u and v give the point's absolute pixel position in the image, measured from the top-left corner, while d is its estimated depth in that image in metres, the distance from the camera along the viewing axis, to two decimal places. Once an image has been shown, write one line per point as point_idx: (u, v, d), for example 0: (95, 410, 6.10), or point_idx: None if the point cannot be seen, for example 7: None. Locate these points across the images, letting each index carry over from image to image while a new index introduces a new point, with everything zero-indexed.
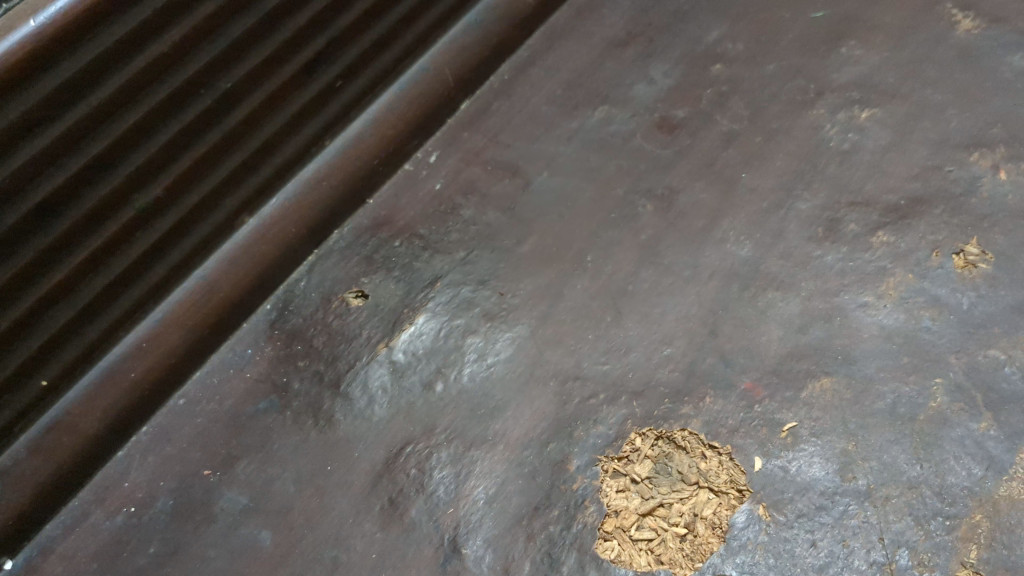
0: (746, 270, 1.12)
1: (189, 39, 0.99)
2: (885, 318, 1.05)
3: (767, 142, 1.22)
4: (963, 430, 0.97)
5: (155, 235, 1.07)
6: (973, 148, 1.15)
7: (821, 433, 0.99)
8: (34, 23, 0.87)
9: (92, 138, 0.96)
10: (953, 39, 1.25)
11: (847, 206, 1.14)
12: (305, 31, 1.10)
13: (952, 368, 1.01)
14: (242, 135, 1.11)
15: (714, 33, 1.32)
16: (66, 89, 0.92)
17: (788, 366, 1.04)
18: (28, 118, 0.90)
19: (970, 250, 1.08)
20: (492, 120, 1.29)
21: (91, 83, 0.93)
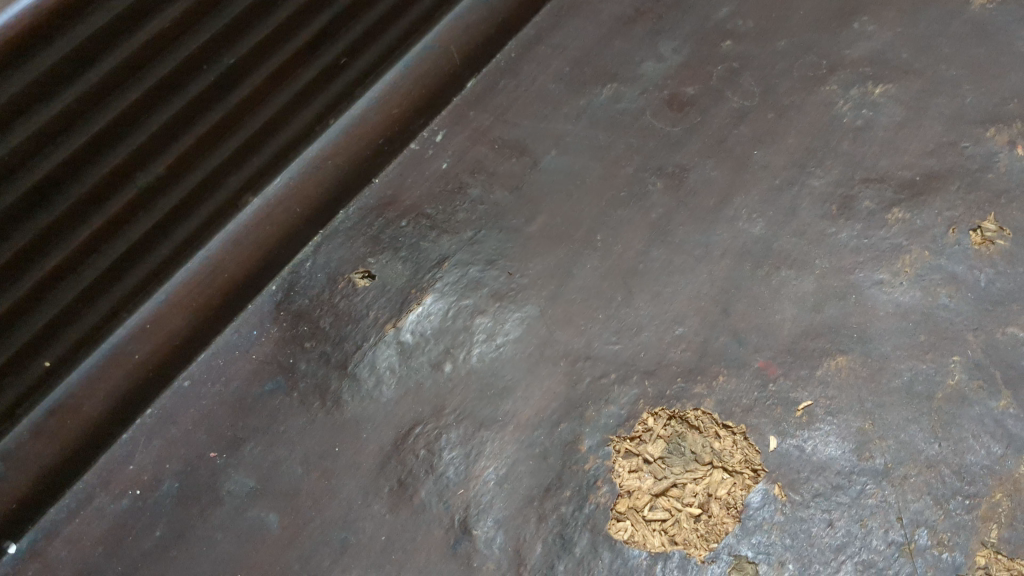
0: (759, 248, 1.10)
1: (192, 14, 0.97)
2: (901, 296, 1.04)
3: (779, 120, 1.20)
4: (981, 408, 0.96)
5: (158, 215, 1.05)
6: (989, 123, 1.14)
7: (837, 412, 0.98)
8: None
9: (93, 115, 0.95)
10: (968, 14, 1.24)
11: (861, 182, 1.13)
12: (311, 6, 1.09)
13: (970, 346, 0.99)
14: (246, 113, 1.09)
15: (723, 10, 1.30)
16: (65, 64, 0.90)
17: (802, 344, 1.02)
18: (28, 93, 0.89)
19: (988, 226, 1.07)
20: (499, 98, 1.26)
21: (91, 57, 0.92)
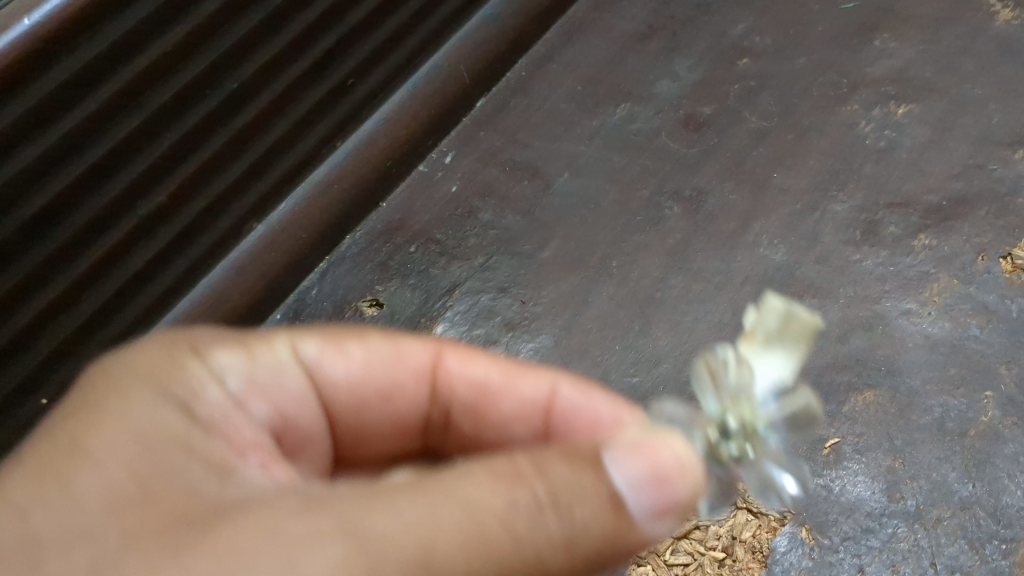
0: (781, 275, 1.06)
1: (195, 38, 0.94)
2: (930, 327, 1.00)
3: (799, 141, 1.17)
4: (1016, 445, 0.92)
5: (159, 244, 1.02)
6: (1016, 145, 1.11)
7: (866, 450, 0.93)
8: (29, 22, 0.84)
9: (93, 144, 0.91)
10: (992, 30, 1.21)
11: (885, 207, 1.09)
12: (320, 24, 1.06)
13: (1003, 380, 0.96)
14: (251, 138, 1.06)
15: (739, 27, 1.29)
16: (63, 92, 0.87)
17: (829, 378, 0.98)
18: (27, 121, 0.85)
19: (1019, 253, 1.03)
20: (510, 117, 1.25)
21: (91, 85, 0.88)
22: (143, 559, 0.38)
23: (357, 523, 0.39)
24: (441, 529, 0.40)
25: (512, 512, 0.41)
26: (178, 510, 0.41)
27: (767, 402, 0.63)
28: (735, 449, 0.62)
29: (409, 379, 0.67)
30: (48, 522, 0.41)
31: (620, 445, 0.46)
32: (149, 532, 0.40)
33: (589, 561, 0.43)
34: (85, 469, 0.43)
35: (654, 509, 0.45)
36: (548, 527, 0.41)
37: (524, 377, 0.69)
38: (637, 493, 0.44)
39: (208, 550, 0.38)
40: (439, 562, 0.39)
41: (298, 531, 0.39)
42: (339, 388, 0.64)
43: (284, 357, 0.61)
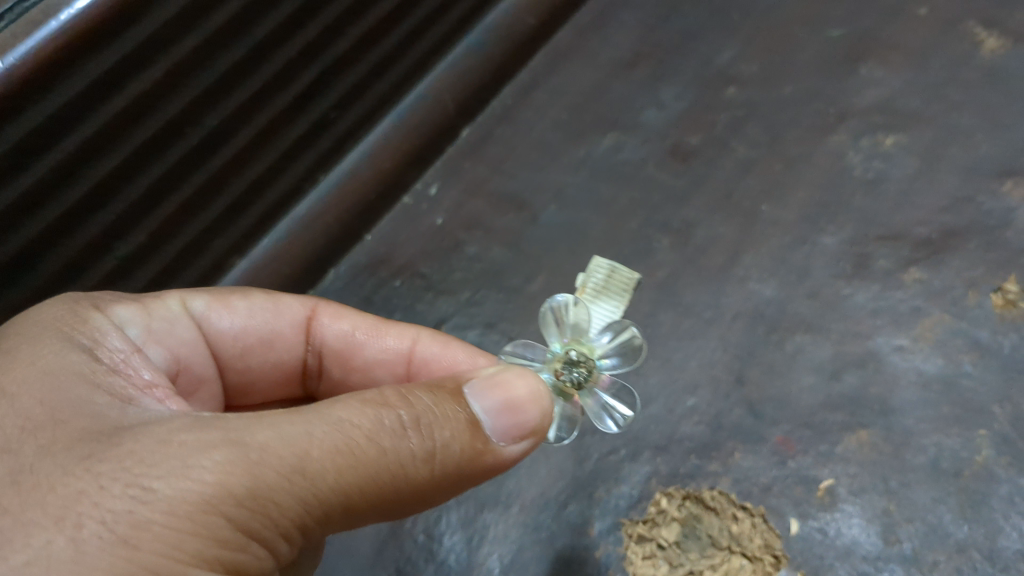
0: (772, 310, 1.05)
1: (172, 78, 0.93)
2: (923, 363, 0.98)
3: (787, 171, 1.16)
4: (1011, 486, 0.90)
5: (139, 284, 1.04)
6: (1005, 176, 1.09)
7: (861, 491, 0.92)
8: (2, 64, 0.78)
9: (70, 188, 0.91)
10: (977, 60, 1.19)
11: (876, 240, 1.08)
12: (300, 58, 1.06)
13: (996, 419, 0.94)
14: (230, 176, 1.07)
15: (725, 54, 1.28)
16: (36, 137, 0.84)
17: (821, 417, 0.97)
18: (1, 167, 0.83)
19: (1010, 287, 1.01)
20: (495, 147, 1.26)
21: (64, 131, 0.86)
22: (54, 463, 0.47)
23: (240, 437, 0.50)
24: (319, 441, 0.52)
25: (379, 427, 0.55)
26: (86, 427, 0.50)
27: (599, 344, 0.90)
28: (580, 372, 0.86)
29: (286, 328, 0.86)
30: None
31: (480, 380, 0.62)
32: (58, 444, 0.48)
33: (444, 475, 0.59)
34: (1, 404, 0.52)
35: (505, 428, 0.62)
36: (411, 443, 0.56)
37: (387, 332, 0.89)
38: (495, 417, 0.61)
39: (114, 458, 0.47)
40: (312, 467, 0.51)
41: (189, 443, 0.49)
42: (244, 332, 0.84)
43: (175, 309, 0.77)
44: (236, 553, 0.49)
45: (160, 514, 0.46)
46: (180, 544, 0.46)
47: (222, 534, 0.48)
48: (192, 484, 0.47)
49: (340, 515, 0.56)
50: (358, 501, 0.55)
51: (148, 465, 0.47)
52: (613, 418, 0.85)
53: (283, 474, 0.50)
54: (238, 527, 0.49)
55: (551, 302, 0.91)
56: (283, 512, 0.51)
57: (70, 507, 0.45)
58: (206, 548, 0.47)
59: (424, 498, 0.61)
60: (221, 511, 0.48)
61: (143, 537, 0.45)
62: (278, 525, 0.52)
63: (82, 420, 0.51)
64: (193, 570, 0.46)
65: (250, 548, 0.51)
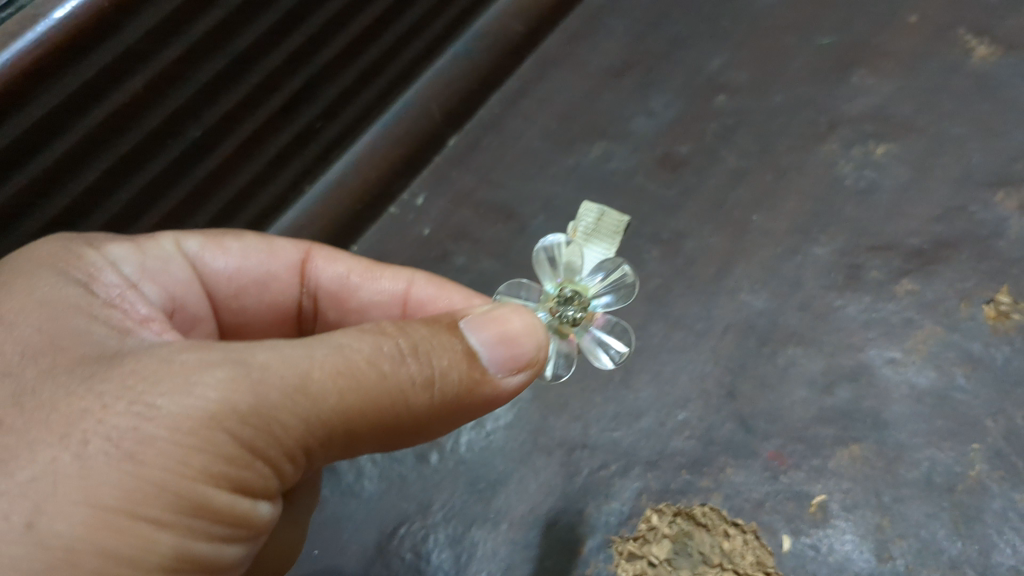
0: (763, 322, 1.04)
1: (155, 88, 0.92)
2: (915, 376, 0.97)
3: (778, 181, 1.15)
4: (1005, 501, 0.89)
5: None
6: (997, 186, 1.08)
7: (853, 507, 0.91)
8: None
9: (53, 196, 0.90)
10: (968, 68, 1.18)
11: (868, 250, 1.07)
12: (284, 68, 1.04)
13: (990, 433, 0.93)
14: (214, 186, 1.06)
15: (715, 62, 1.27)
16: (19, 148, 0.83)
17: (813, 431, 0.96)
18: None
19: (1002, 299, 1.00)
20: (483, 156, 1.25)
21: (44, 143, 0.85)
22: (56, 383, 0.47)
23: (243, 357, 0.50)
24: (320, 363, 0.52)
25: (377, 353, 0.54)
26: (84, 353, 0.50)
27: (593, 281, 0.81)
28: (574, 311, 0.78)
29: (281, 270, 0.82)
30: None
31: (474, 316, 0.59)
32: (58, 367, 0.49)
33: (450, 404, 0.58)
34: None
35: (502, 361, 0.59)
36: (411, 369, 0.55)
37: (382, 274, 0.84)
38: (490, 349, 0.58)
39: (115, 377, 0.48)
40: (314, 388, 0.52)
41: (190, 362, 0.49)
42: (242, 275, 0.81)
43: (169, 249, 0.73)
44: (241, 469, 0.50)
45: (164, 429, 0.46)
46: (185, 460, 0.46)
47: (226, 451, 0.48)
48: (194, 401, 0.47)
49: (345, 441, 0.56)
50: (363, 425, 0.55)
51: (150, 383, 0.47)
52: (609, 355, 0.79)
53: (284, 394, 0.50)
54: (242, 444, 0.49)
55: (543, 242, 0.81)
56: (287, 432, 0.52)
57: (74, 424, 0.45)
58: (211, 463, 0.48)
59: (429, 431, 0.61)
60: (224, 428, 0.48)
61: (148, 451, 0.45)
62: (283, 444, 0.52)
63: (76, 346, 0.51)
64: (199, 484, 0.47)
65: (254, 465, 0.51)
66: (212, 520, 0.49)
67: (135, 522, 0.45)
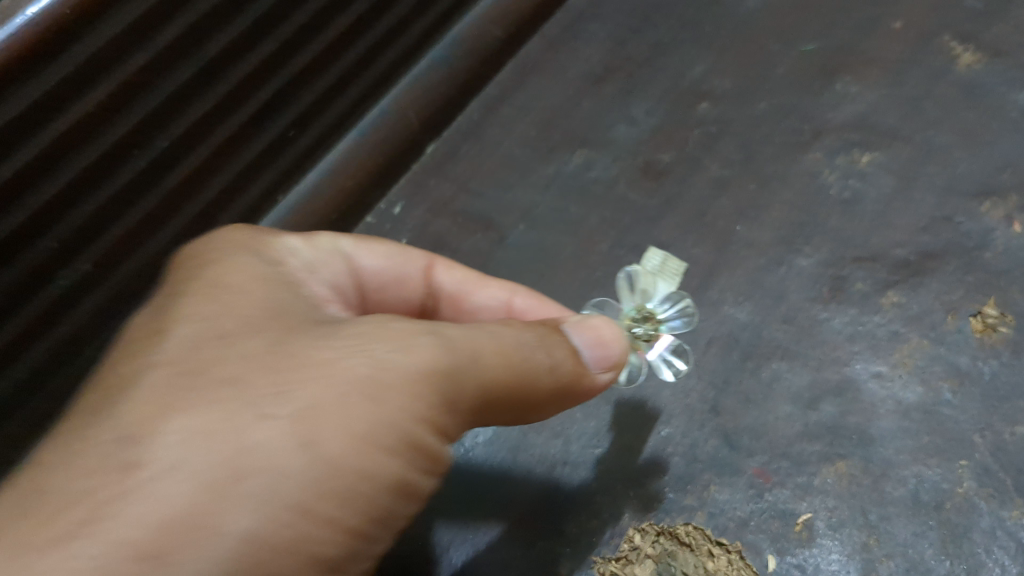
0: (747, 336, 1.02)
1: (123, 94, 0.90)
2: (901, 391, 0.96)
3: (762, 190, 1.13)
4: (993, 519, 0.87)
5: (95, 299, 1.01)
6: (983, 197, 1.06)
7: (839, 526, 0.89)
8: None
9: (23, 201, 0.87)
10: (953, 75, 1.17)
11: (852, 261, 1.05)
12: (257, 76, 1.03)
13: (978, 449, 0.91)
14: (186, 196, 1.04)
15: (698, 68, 1.25)
16: None
17: (799, 448, 0.94)
18: None
19: (989, 311, 0.98)
20: (462, 165, 1.22)
21: (18, 144, 0.83)
22: (297, 339, 0.54)
23: (437, 328, 0.58)
24: (488, 342, 0.60)
25: (529, 341, 0.64)
26: (297, 320, 0.57)
27: (661, 308, 0.93)
28: (650, 326, 0.90)
29: (412, 274, 0.83)
30: (220, 317, 0.55)
31: (570, 324, 0.71)
32: (291, 329, 0.55)
33: (564, 388, 0.67)
34: (225, 295, 0.58)
35: (597, 359, 0.70)
36: (550, 356, 0.65)
37: (491, 283, 0.86)
38: (588, 351, 0.70)
39: (343, 338, 0.55)
40: (482, 361, 0.59)
41: (400, 328, 0.57)
42: (372, 278, 0.80)
43: (328, 246, 0.74)
44: (439, 422, 0.56)
45: (397, 377, 0.53)
46: (410, 406, 0.53)
47: (435, 402, 0.55)
48: (412, 357, 0.55)
49: (494, 414, 0.63)
50: (508, 400, 0.62)
51: (377, 342, 0.55)
52: (671, 371, 0.91)
53: (472, 360, 0.58)
54: (443, 399, 0.56)
55: (625, 271, 0.95)
56: (467, 395, 0.58)
57: (324, 366, 0.52)
58: (425, 412, 0.55)
59: (540, 412, 0.68)
60: (432, 384, 0.55)
61: (387, 394, 0.52)
62: (463, 408, 0.59)
63: (290, 320, 0.57)
64: (416, 430, 0.54)
65: (445, 422, 0.57)
66: (417, 463, 0.55)
67: (372, 450, 0.51)
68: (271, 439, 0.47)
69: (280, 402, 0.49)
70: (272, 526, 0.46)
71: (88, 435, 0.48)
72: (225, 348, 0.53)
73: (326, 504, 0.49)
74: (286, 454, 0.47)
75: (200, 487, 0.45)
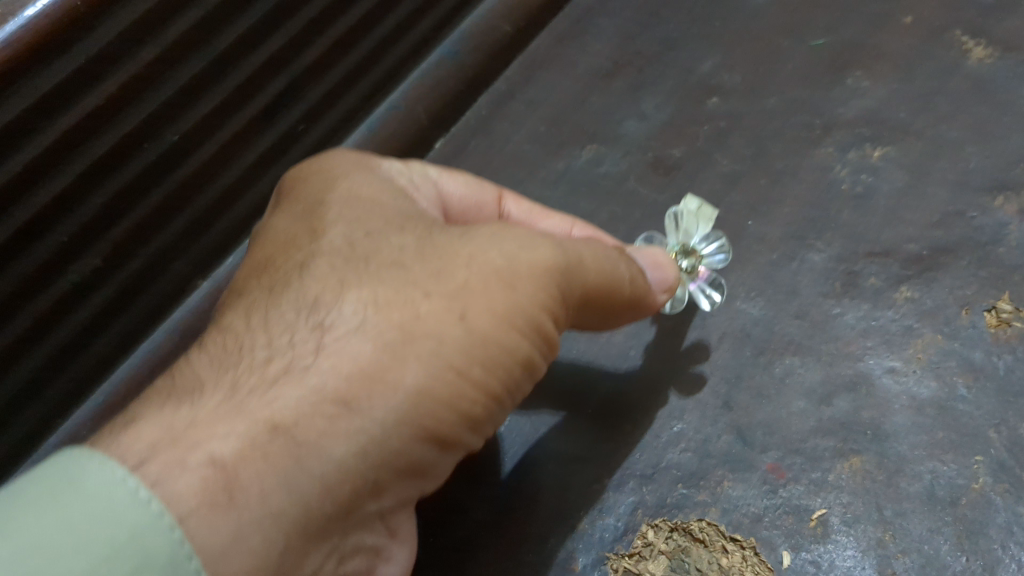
0: (759, 331, 1.02)
1: (132, 88, 0.90)
2: (916, 386, 0.95)
3: (773, 185, 1.12)
4: (1010, 514, 0.86)
5: (112, 287, 1.02)
6: (996, 191, 1.06)
7: (854, 522, 0.88)
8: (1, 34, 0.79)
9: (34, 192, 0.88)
10: (965, 70, 1.16)
11: (865, 257, 1.05)
12: (265, 72, 1.03)
13: (993, 444, 0.90)
14: (196, 189, 1.04)
15: (707, 63, 1.24)
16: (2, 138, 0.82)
17: (812, 443, 0.93)
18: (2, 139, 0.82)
19: (1003, 307, 0.98)
20: (471, 161, 1.22)
21: (28, 136, 0.84)
22: (443, 239, 0.74)
23: (548, 236, 0.76)
24: (586, 250, 0.79)
25: (611, 258, 0.82)
26: (436, 228, 0.76)
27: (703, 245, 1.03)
28: (689, 263, 1.02)
29: (488, 203, 0.93)
30: (377, 222, 0.76)
31: (637, 249, 0.92)
32: (433, 232, 0.76)
33: (639, 299, 0.85)
34: (377, 210, 0.78)
35: (662, 281, 0.90)
36: (623, 269, 0.82)
37: (553, 217, 0.95)
38: (653, 270, 0.90)
39: (481, 236, 0.74)
40: (584, 263, 0.78)
41: (520, 235, 0.75)
42: (454, 203, 0.91)
43: (427, 172, 0.90)
44: (554, 311, 0.74)
45: (526, 268, 0.72)
46: (537, 293, 0.72)
47: (552, 293, 0.74)
48: (535, 255, 0.73)
49: (580, 306, 0.81)
50: (597, 298, 0.80)
51: (506, 243, 0.73)
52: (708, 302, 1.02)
53: (576, 264, 0.76)
54: (557, 292, 0.74)
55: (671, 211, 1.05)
56: (571, 293, 0.77)
57: (471, 259, 0.71)
58: (547, 301, 0.73)
59: (619, 317, 0.87)
60: (549, 277, 0.73)
61: (519, 282, 0.71)
62: (569, 303, 0.77)
63: (424, 221, 0.78)
64: (539, 314, 0.72)
65: (558, 312, 0.76)
66: (536, 342, 0.74)
67: (509, 326, 0.70)
68: (433, 311, 0.67)
69: (439, 283, 0.69)
70: (436, 378, 0.66)
71: (304, 294, 0.69)
72: (388, 249, 0.73)
73: (478, 361, 0.69)
74: (451, 322, 0.67)
75: (381, 347, 0.65)
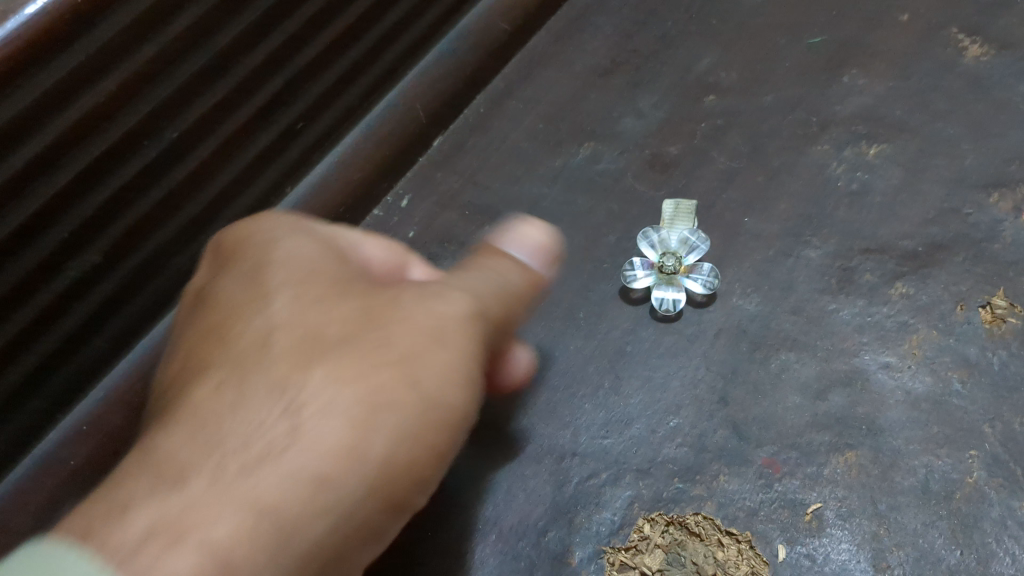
0: (755, 327, 1.02)
1: (133, 84, 0.90)
2: (911, 382, 0.96)
3: (770, 182, 1.13)
4: (1003, 509, 0.87)
5: (114, 284, 1.01)
6: (991, 188, 1.07)
7: (849, 516, 0.89)
8: (4, 28, 0.78)
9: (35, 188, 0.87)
10: (961, 67, 1.17)
11: (860, 253, 1.05)
12: (266, 68, 1.03)
13: (988, 439, 0.91)
14: (195, 187, 1.04)
15: (704, 61, 1.25)
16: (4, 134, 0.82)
17: (808, 438, 0.94)
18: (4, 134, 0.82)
19: (998, 302, 0.99)
20: (468, 158, 1.23)
21: (30, 132, 0.84)
22: (363, 287, 0.65)
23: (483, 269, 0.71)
24: (504, 272, 0.72)
25: (517, 272, 0.72)
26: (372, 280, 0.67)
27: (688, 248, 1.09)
28: (672, 262, 1.05)
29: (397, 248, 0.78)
30: (298, 290, 0.64)
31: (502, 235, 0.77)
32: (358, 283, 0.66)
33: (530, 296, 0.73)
34: (284, 264, 0.66)
35: (536, 259, 0.75)
36: (520, 275, 0.73)
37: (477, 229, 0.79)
38: (530, 255, 0.75)
39: (418, 284, 0.66)
40: (511, 284, 0.71)
41: (464, 278, 0.70)
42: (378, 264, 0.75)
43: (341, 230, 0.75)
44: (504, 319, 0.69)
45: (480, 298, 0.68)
46: (493, 307, 0.68)
47: (504, 309, 0.69)
48: (478, 289, 0.68)
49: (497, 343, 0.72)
50: (517, 311, 0.71)
51: (447, 290, 0.67)
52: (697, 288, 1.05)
53: (510, 283, 0.71)
54: (503, 308, 0.69)
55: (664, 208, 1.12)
56: (513, 303, 0.71)
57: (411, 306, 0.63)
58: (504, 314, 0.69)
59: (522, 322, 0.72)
60: (496, 303, 0.69)
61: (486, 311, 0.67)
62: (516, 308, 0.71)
63: (357, 265, 0.69)
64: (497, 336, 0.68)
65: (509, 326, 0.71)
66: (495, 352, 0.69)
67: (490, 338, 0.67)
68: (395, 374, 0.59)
69: (395, 343, 0.60)
70: (413, 435, 0.59)
71: (223, 424, 0.55)
72: (320, 317, 0.61)
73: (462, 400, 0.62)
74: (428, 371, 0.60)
75: (347, 425, 0.56)
